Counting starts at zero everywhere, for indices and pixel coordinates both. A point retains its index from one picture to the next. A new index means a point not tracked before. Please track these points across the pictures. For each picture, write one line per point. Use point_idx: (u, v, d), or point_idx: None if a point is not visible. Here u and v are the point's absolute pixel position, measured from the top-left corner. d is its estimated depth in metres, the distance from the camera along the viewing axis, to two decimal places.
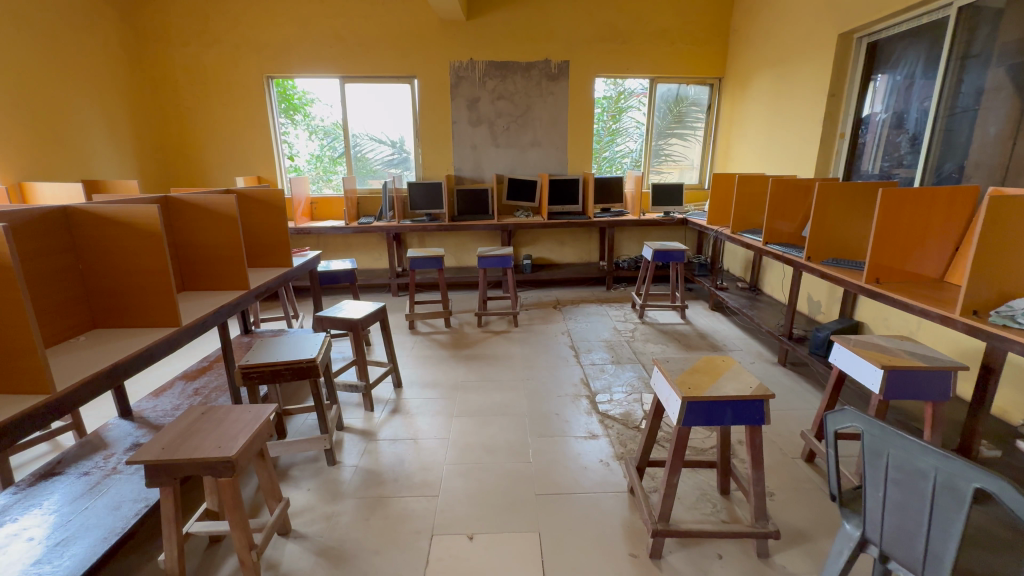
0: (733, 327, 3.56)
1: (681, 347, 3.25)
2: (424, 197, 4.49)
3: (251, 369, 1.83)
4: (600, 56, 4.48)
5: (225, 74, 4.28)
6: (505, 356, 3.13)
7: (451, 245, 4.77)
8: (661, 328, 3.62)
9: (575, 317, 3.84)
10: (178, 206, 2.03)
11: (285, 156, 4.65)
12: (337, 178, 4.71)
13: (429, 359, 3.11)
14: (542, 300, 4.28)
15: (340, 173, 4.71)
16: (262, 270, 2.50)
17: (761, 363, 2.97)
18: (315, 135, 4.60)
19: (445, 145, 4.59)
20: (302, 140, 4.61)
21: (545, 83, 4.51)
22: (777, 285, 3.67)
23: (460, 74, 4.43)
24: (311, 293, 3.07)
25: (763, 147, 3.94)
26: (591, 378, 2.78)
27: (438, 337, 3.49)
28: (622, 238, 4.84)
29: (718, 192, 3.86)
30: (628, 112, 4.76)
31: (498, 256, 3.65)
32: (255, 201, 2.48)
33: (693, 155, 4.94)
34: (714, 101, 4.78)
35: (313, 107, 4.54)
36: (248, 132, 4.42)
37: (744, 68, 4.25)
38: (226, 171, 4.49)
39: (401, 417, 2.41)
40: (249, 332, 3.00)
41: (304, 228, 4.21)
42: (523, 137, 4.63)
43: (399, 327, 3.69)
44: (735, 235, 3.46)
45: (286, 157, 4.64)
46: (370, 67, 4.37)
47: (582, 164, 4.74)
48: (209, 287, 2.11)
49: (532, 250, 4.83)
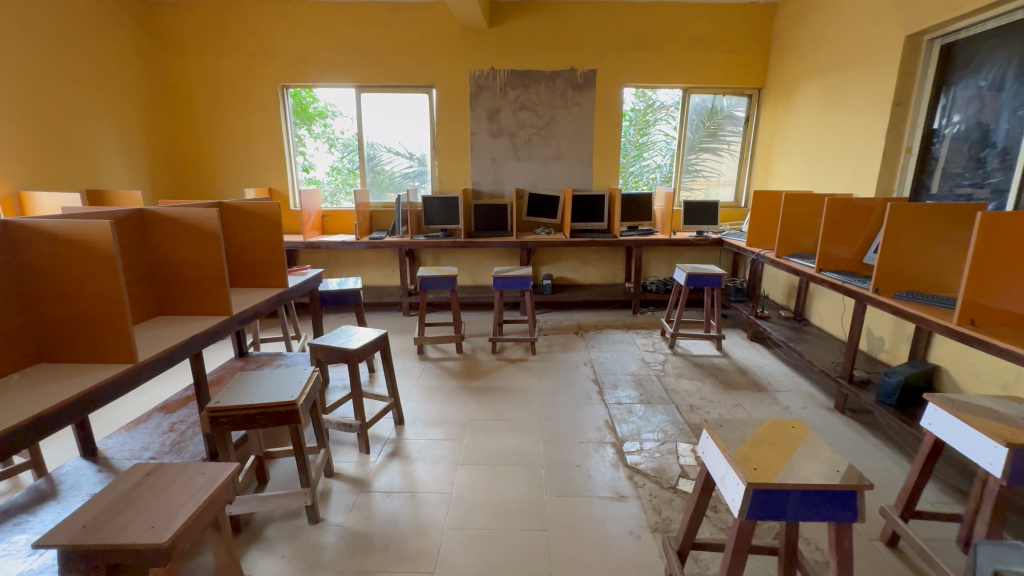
0: (776, 361, 3.18)
1: (720, 384, 2.88)
2: (440, 212, 4.25)
3: (221, 413, 1.56)
4: (630, 65, 4.21)
5: (240, 82, 4.15)
6: (520, 390, 2.82)
7: (466, 263, 4.51)
8: (695, 360, 3.25)
9: (599, 345, 3.50)
10: (155, 221, 1.81)
11: (298, 167, 4.47)
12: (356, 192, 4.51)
13: (437, 391, 2.82)
14: (562, 324, 3.97)
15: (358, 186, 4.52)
16: (252, 292, 2.26)
17: (815, 408, 2.59)
18: (330, 146, 4.43)
19: (463, 157, 4.36)
20: (316, 151, 4.44)
21: (571, 93, 4.26)
22: (828, 316, 3.27)
23: (481, 83, 4.21)
24: (311, 316, 2.83)
25: (809, 163, 3.58)
26: (617, 421, 2.44)
27: (448, 364, 3.21)
28: (650, 259, 4.49)
29: (759, 212, 3.51)
30: (656, 125, 4.46)
31: (516, 277, 3.36)
32: (250, 215, 2.26)
33: (727, 171, 4.59)
34: (753, 114, 4.44)
35: (334, 119, 4.38)
36: (262, 143, 4.27)
37: (787, 78, 3.91)
38: (237, 181, 4.34)
39: (399, 462, 2.12)
40: (244, 357, 2.78)
41: (314, 242, 4.02)
42: (546, 149, 4.37)
43: (407, 352, 3.42)
44: (781, 260, 3.10)
45: (302, 169, 4.48)
46: (387, 76, 4.19)
47: (608, 179, 4.45)
48: (187, 311, 1.87)
49: (552, 269, 4.53)
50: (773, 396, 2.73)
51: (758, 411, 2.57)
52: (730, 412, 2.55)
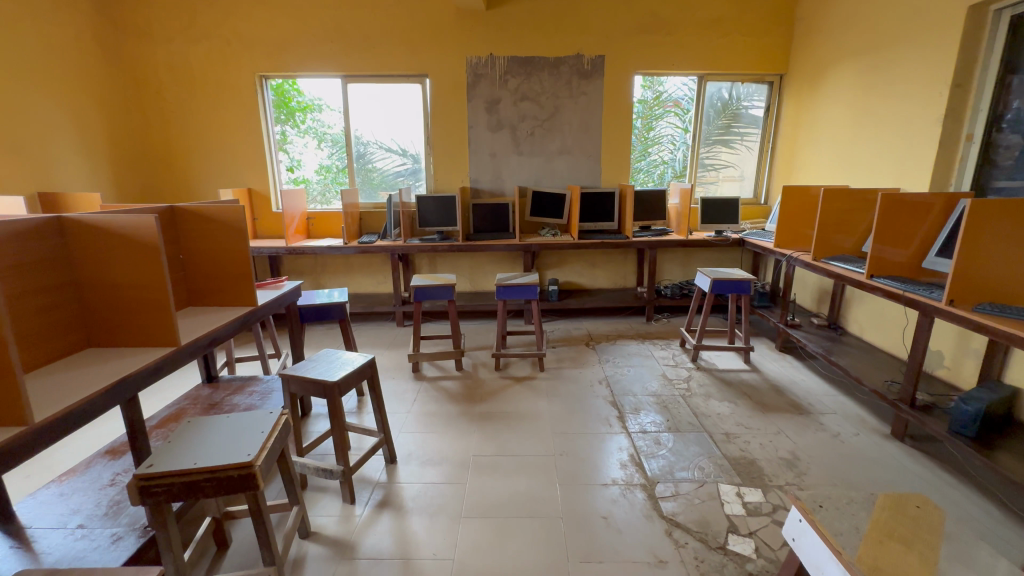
0: (814, 377, 2.84)
1: (755, 406, 2.54)
2: (436, 213, 3.90)
3: (154, 482, 1.20)
4: (641, 51, 3.86)
5: (215, 73, 3.78)
6: (529, 416, 2.48)
7: (465, 268, 4.15)
8: (722, 376, 2.91)
9: (613, 360, 3.15)
10: (79, 233, 1.45)
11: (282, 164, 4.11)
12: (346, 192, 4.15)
13: (435, 419, 2.47)
14: (571, 334, 3.63)
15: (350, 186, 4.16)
16: (215, 312, 1.92)
17: (869, 436, 2.25)
18: (315, 141, 4.06)
19: (460, 153, 4.00)
20: (301, 147, 4.09)
21: (577, 81, 3.90)
22: (868, 324, 2.95)
23: (478, 71, 3.85)
24: (289, 336, 2.47)
25: (843, 156, 3.25)
26: (644, 456, 2.11)
27: (447, 385, 2.86)
28: (664, 261, 4.15)
29: (790, 210, 3.19)
30: (665, 118, 4.13)
31: (521, 285, 3.01)
32: (211, 222, 1.92)
33: (746, 165, 4.25)
34: (773, 103, 4.10)
35: (316, 112, 4.02)
36: (240, 139, 3.90)
37: (815, 62, 3.58)
38: (214, 182, 3.96)
39: (390, 515, 1.78)
40: (212, 383, 2.43)
41: (297, 248, 3.66)
42: (549, 143, 4.02)
43: (401, 370, 3.07)
44: (819, 264, 2.77)
45: (286, 168, 4.12)
46: (376, 65, 3.82)
47: (617, 175, 4.10)
48: (125, 341, 1.52)
49: (557, 273, 4.18)
50: (818, 420, 2.40)
51: (804, 439, 2.23)
52: (772, 442, 2.21)
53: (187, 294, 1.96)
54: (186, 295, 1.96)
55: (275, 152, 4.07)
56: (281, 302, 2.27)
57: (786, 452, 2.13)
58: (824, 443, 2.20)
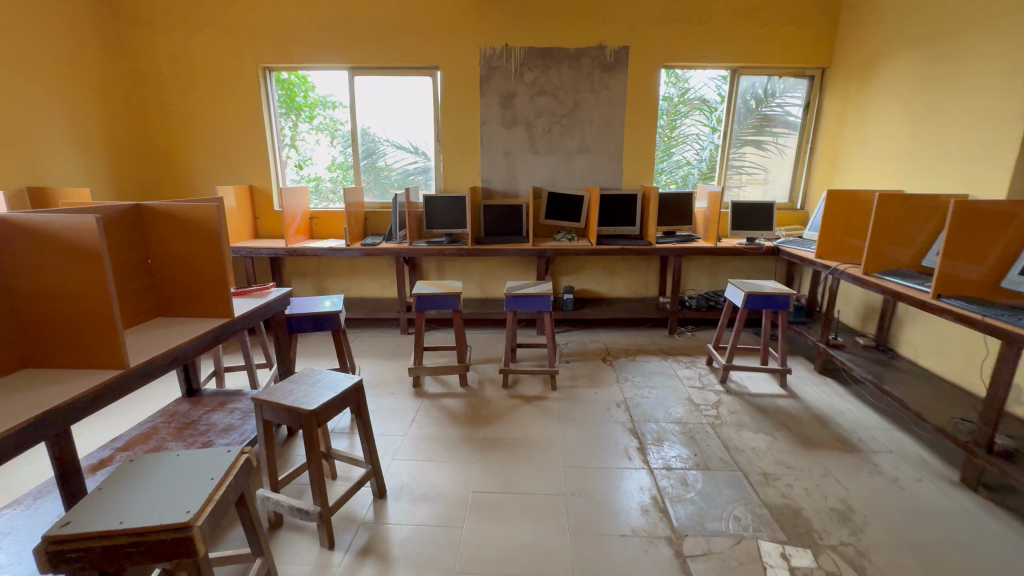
0: (863, 407, 2.52)
1: (796, 441, 2.23)
2: (444, 214, 3.67)
3: (70, 546, 0.98)
4: (669, 42, 3.56)
5: (216, 64, 3.60)
6: (538, 444, 2.22)
7: (474, 272, 3.91)
8: (756, 403, 2.60)
9: (633, 380, 2.86)
10: (11, 235, 1.24)
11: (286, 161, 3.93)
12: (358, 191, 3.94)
13: (434, 445, 2.22)
14: (586, 348, 3.36)
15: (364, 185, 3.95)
16: (186, 325, 1.71)
17: (934, 483, 1.93)
18: (328, 138, 3.87)
19: (472, 151, 3.76)
20: (312, 144, 3.90)
21: (598, 74, 3.62)
22: (926, 348, 2.61)
23: (493, 63, 3.60)
24: (276, 350, 2.25)
25: (899, 158, 2.91)
26: (669, 500, 1.82)
27: (449, 404, 2.61)
28: (690, 269, 3.84)
29: (835, 217, 2.87)
30: (691, 116, 3.82)
31: (533, 295, 2.74)
32: (181, 224, 1.71)
33: (781, 166, 3.91)
34: (814, 99, 3.76)
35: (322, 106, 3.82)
36: (242, 134, 3.72)
37: (865, 54, 3.24)
38: (215, 178, 3.79)
39: (374, 567, 1.53)
40: (192, 399, 2.24)
41: (297, 250, 3.47)
42: (568, 142, 3.74)
43: (401, 385, 2.83)
44: (870, 280, 2.45)
45: (297, 166, 3.94)
46: (384, 56, 3.60)
47: (640, 176, 3.80)
48: (65, 362, 1.31)
49: (573, 281, 3.91)
50: (871, 461, 2.08)
51: (856, 485, 1.92)
52: (819, 487, 1.90)
53: (155, 304, 1.76)
54: (154, 304, 1.76)
55: (283, 149, 3.90)
56: (261, 313, 2.03)
57: (837, 501, 1.82)
58: (881, 491, 1.88)
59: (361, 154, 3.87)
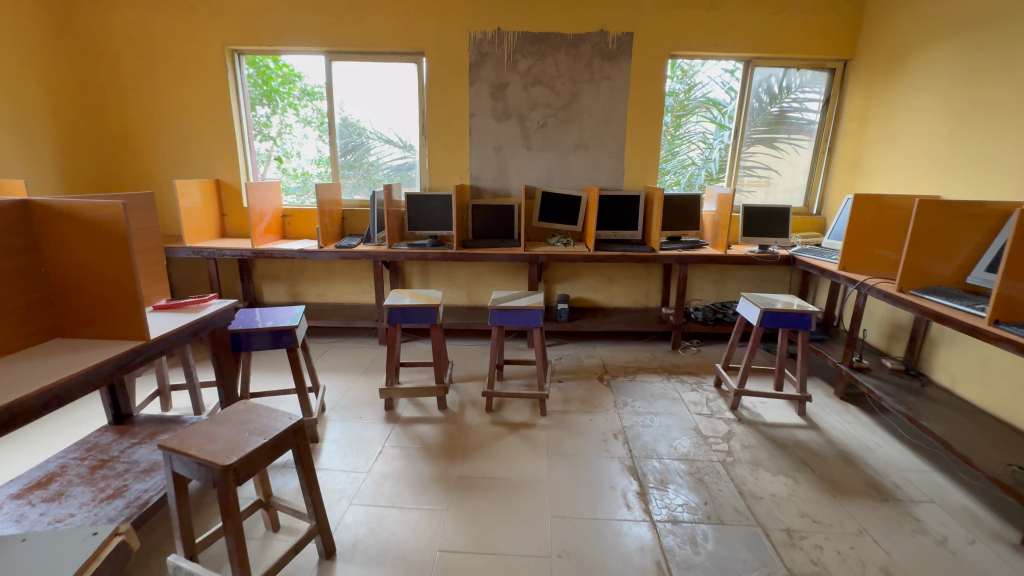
0: (894, 444, 2.21)
1: (822, 486, 1.92)
2: (428, 215, 3.36)
3: None
4: (677, 28, 3.24)
5: (178, 44, 3.27)
6: (523, 486, 1.90)
7: (461, 278, 3.59)
8: (772, 435, 2.29)
9: (633, 405, 2.54)
10: None
11: (260, 155, 3.62)
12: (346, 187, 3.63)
13: (401, 485, 1.91)
14: (581, 365, 3.05)
15: (351, 180, 3.62)
16: (86, 350, 1.40)
17: (990, 547, 1.62)
18: (316, 132, 3.55)
19: (460, 145, 3.44)
20: (299, 137, 3.58)
21: (599, 63, 3.30)
22: (967, 376, 2.31)
23: (483, 49, 3.28)
24: (215, 373, 1.90)
25: (936, 160, 2.61)
26: (676, 566, 1.52)
27: (423, 431, 2.30)
28: (695, 278, 3.53)
29: (862, 225, 2.57)
30: (699, 113, 3.51)
31: (520, 309, 2.41)
32: (81, 225, 1.39)
33: (797, 168, 3.59)
34: (834, 95, 3.45)
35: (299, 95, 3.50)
36: (207, 122, 3.39)
37: (895, 44, 2.92)
38: (177, 171, 3.46)
39: None
40: (119, 428, 1.91)
41: (263, 251, 3.15)
42: (564, 137, 3.42)
43: (371, 407, 2.51)
44: (907, 299, 2.15)
45: (280, 158, 3.63)
46: (364, 39, 3.27)
47: (643, 176, 3.49)
48: None
49: (568, 288, 3.59)
50: (911, 514, 1.77)
51: (898, 547, 1.61)
52: (854, 550, 1.59)
53: (51, 321, 1.45)
54: (52, 323, 1.45)
55: (261, 141, 3.59)
56: (185, 333, 1.67)
57: (877, 570, 1.51)
58: (928, 556, 1.58)
59: (347, 148, 3.55)
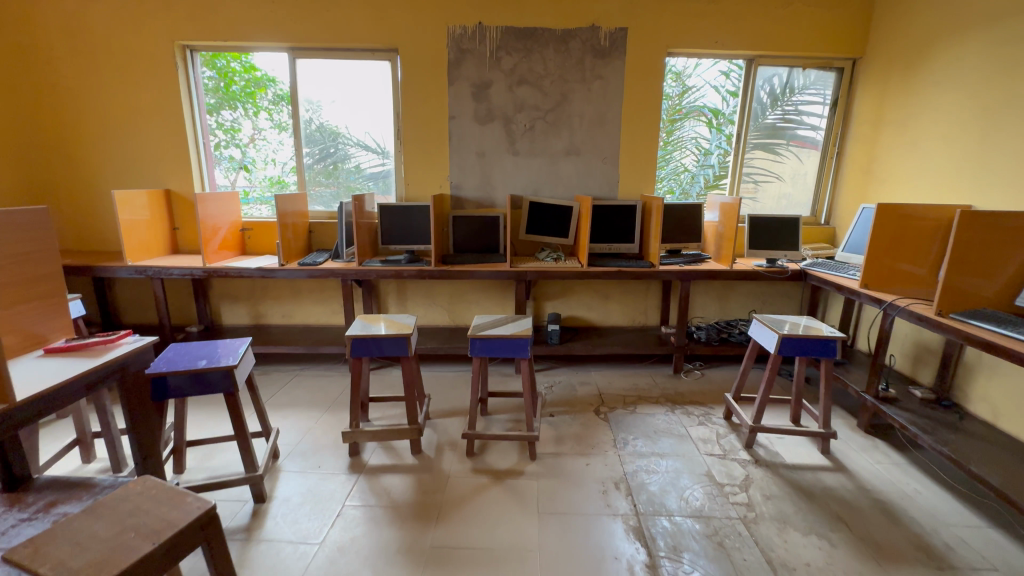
0: (936, 490, 1.93)
1: (863, 550, 1.62)
2: (403, 229, 3.05)
3: None
4: (675, 24, 2.98)
5: (121, 38, 2.92)
6: (509, 560, 1.57)
7: (441, 297, 3.26)
8: (795, 481, 1.99)
9: (634, 445, 2.23)
10: None
11: (228, 164, 3.28)
12: (323, 196, 3.30)
13: (359, 562, 1.56)
14: (575, 394, 2.73)
15: (327, 189, 3.29)
16: None
17: None
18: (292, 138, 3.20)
19: (439, 151, 3.13)
20: (274, 143, 3.23)
21: (590, 61, 3.02)
22: (1010, 408, 2.05)
23: (464, 46, 2.98)
24: (125, 432, 1.52)
25: (965, 165, 2.36)
26: None
27: (391, 483, 1.96)
28: (696, 295, 3.24)
29: (886, 236, 2.29)
30: (697, 117, 3.25)
31: (504, 338, 2.09)
32: None
33: (804, 175, 3.35)
34: (842, 96, 3.21)
35: (265, 95, 3.17)
36: (155, 127, 3.04)
37: (914, 40, 2.68)
38: (121, 181, 3.10)
39: None
40: (11, 495, 1.45)
41: (216, 269, 2.80)
42: (554, 142, 3.13)
43: (333, 452, 2.17)
44: (948, 325, 1.89)
45: (247, 166, 3.29)
46: (331, 33, 2.95)
47: (639, 184, 3.20)
48: None
49: (559, 307, 3.28)
50: None
51: None
52: None
53: None
54: None
55: (222, 147, 3.25)
56: (75, 387, 1.31)
57: None
58: None
59: (323, 155, 3.22)
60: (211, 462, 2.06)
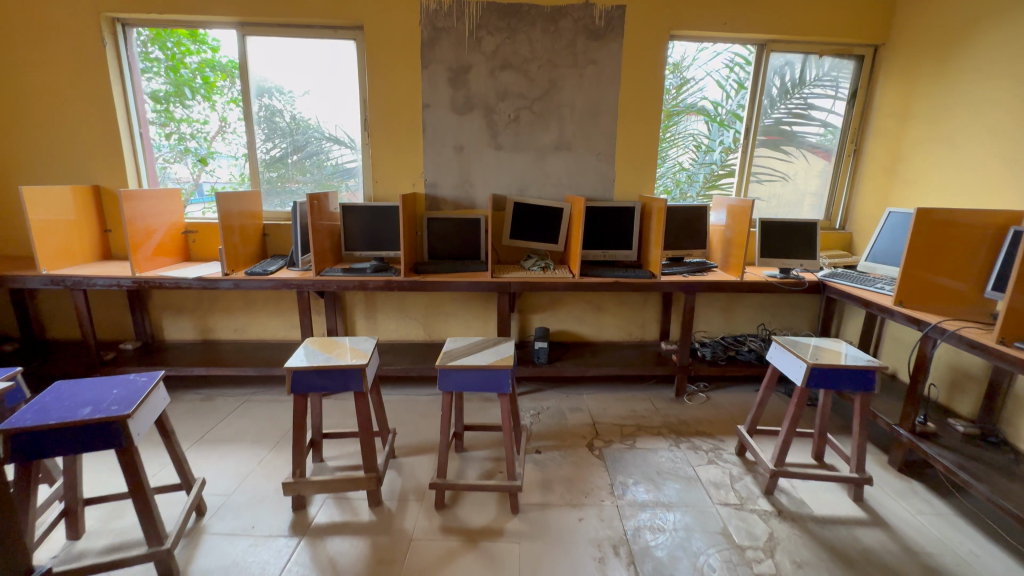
0: (997, 552, 1.61)
1: None
2: (371, 232, 2.68)
3: None
4: (677, 3, 2.64)
5: (36, 7, 2.50)
6: None
7: (415, 310, 2.89)
8: (828, 539, 1.66)
9: (635, 492, 1.88)
10: None
11: (193, 160, 2.86)
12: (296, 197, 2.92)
13: None
14: (565, 423, 2.38)
15: (298, 190, 2.91)
16: None
17: None
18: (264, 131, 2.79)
19: (411, 144, 2.75)
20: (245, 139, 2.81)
21: (583, 43, 2.67)
22: None
23: (439, 23, 2.61)
24: None
25: (1012, 164, 2.05)
26: None
27: (339, 549, 1.59)
28: (700, 308, 2.91)
29: (923, 247, 1.98)
30: (698, 112, 2.91)
31: (478, 369, 1.73)
32: None
33: (819, 175, 3.03)
34: (862, 86, 2.89)
35: (227, 82, 2.75)
36: (81, 112, 2.62)
37: (948, 22, 2.37)
38: (44, 175, 2.68)
39: None
40: None
41: (147, 279, 2.39)
42: (541, 135, 2.78)
43: (273, 506, 1.79)
44: (1012, 355, 1.56)
45: (209, 162, 2.86)
46: (285, 7, 2.56)
47: (637, 183, 2.86)
48: None
49: (547, 320, 2.93)
50: None
51: None
52: None
53: None
54: None
55: (174, 139, 2.83)
56: None
57: None
58: None
59: (296, 149, 2.83)
60: (118, 523, 1.68)
